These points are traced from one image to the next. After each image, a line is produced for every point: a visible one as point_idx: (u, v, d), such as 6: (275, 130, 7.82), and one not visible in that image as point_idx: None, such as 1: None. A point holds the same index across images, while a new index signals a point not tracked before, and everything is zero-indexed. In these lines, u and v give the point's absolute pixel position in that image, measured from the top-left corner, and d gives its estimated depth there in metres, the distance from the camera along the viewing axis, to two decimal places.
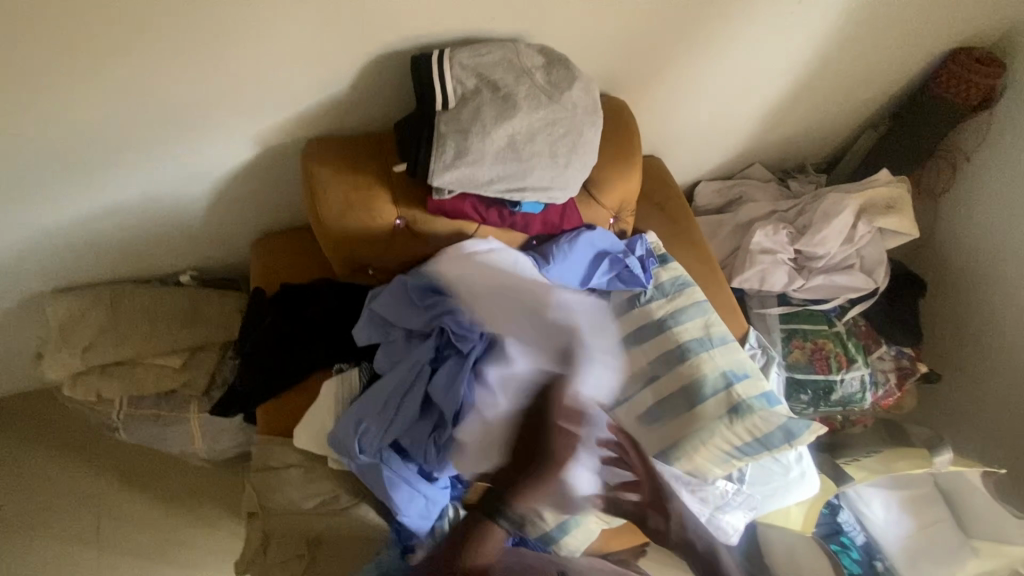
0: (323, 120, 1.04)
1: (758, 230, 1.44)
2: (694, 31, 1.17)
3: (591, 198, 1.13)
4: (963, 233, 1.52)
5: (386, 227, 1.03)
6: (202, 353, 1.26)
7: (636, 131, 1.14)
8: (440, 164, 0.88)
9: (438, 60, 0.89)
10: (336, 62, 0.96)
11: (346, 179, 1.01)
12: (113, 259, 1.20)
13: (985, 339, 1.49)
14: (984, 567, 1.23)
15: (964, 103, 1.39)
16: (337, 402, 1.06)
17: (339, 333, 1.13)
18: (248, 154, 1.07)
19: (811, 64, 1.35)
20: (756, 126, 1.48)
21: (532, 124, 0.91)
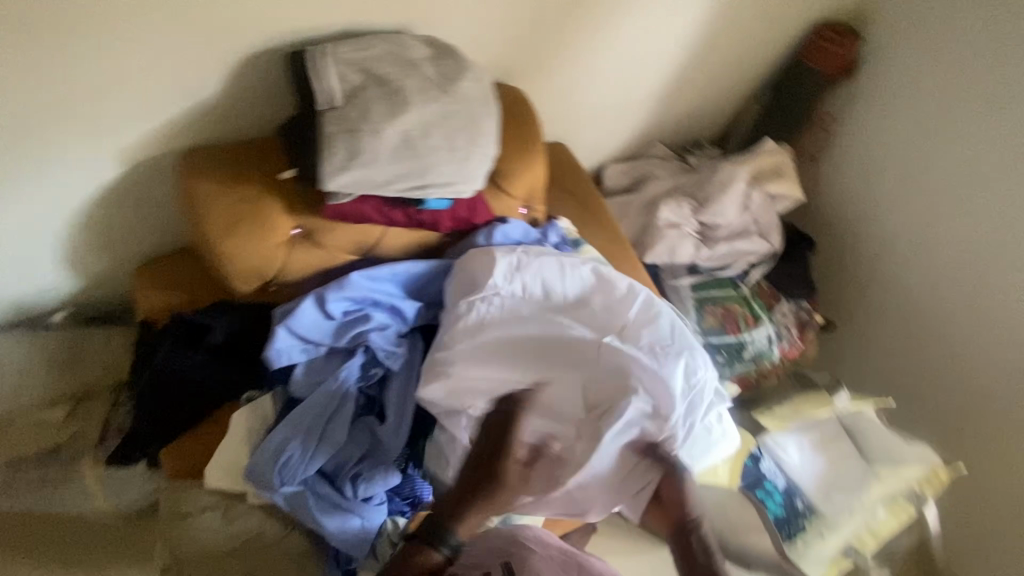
0: (198, 129, 0.95)
1: (663, 207, 1.50)
2: (582, 16, 1.18)
3: (499, 189, 1.12)
4: (842, 192, 1.66)
5: (284, 239, 0.96)
6: (90, 401, 1.12)
7: (536, 118, 1.14)
8: (332, 168, 0.83)
9: (318, 57, 0.84)
10: (206, 64, 0.89)
11: (231, 191, 0.93)
12: None
13: (869, 286, 1.64)
14: (887, 490, 1.34)
15: (829, 72, 1.52)
16: (252, 431, 0.99)
17: (247, 357, 1.05)
18: (113, 171, 0.96)
19: (695, 43, 1.42)
20: (652, 106, 1.53)
21: (426, 119, 0.88)
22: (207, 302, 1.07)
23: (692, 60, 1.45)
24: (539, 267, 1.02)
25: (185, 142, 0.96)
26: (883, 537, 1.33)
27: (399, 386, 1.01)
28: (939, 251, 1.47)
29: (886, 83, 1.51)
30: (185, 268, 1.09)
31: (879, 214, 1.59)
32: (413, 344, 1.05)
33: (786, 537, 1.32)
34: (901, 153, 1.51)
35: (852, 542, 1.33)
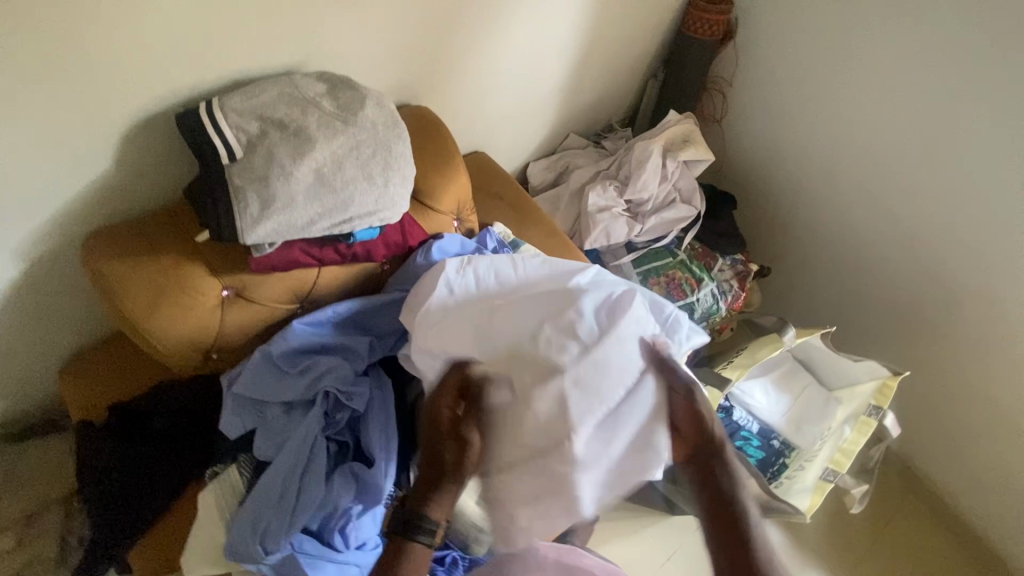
0: (99, 210, 0.91)
1: (590, 193, 1.55)
2: (472, 27, 1.20)
3: (426, 207, 1.12)
4: (748, 147, 1.77)
5: (214, 303, 0.93)
6: (40, 521, 1.03)
7: (448, 133, 1.16)
8: (248, 220, 0.81)
9: (209, 114, 0.82)
10: (91, 143, 0.84)
11: (148, 267, 0.89)
12: None
13: (791, 227, 1.75)
14: (848, 411, 1.45)
15: (712, 40, 1.62)
16: (221, 511, 0.92)
17: (201, 434, 1.00)
18: (13, 275, 0.89)
19: (586, 35, 1.47)
20: (559, 101, 1.58)
21: (335, 153, 0.87)
22: (146, 386, 1.01)
23: (585, 51, 1.51)
24: (491, 259, 1.02)
25: (86, 226, 0.91)
26: (853, 454, 1.42)
27: (369, 420, 0.98)
28: (846, 182, 1.58)
29: (763, 40, 1.62)
30: (113, 357, 1.03)
31: (786, 158, 1.69)
32: (373, 380, 1.02)
33: (771, 477, 1.41)
34: (791, 100, 1.62)
35: (829, 466, 1.42)
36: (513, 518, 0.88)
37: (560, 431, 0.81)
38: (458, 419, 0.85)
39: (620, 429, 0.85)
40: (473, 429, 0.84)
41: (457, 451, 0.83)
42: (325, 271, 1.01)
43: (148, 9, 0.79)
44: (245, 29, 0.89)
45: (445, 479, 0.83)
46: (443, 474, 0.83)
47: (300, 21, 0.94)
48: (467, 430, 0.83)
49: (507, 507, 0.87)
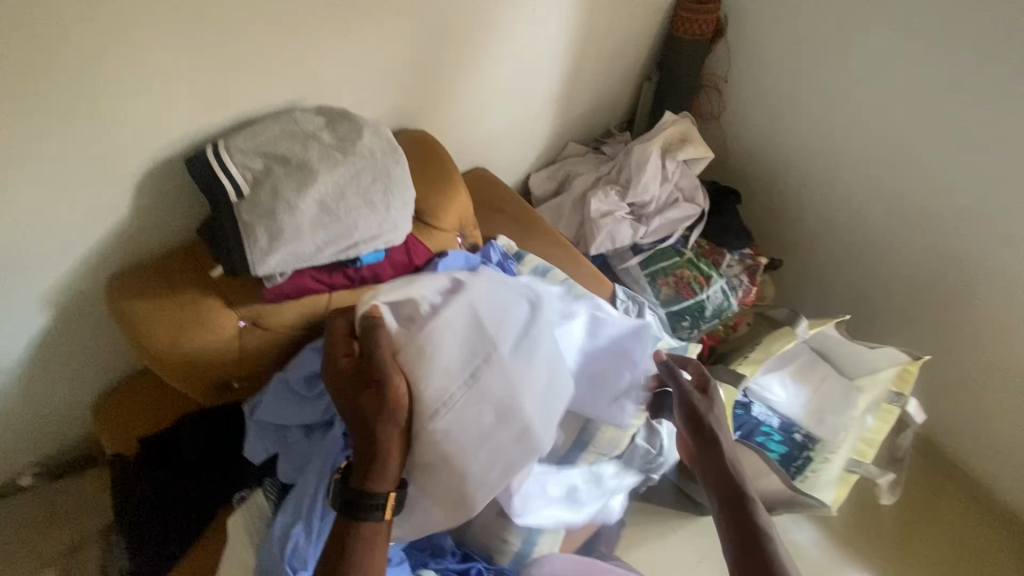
0: (120, 254, 0.95)
1: (592, 199, 1.57)
2: (463, 48, 1.24)
3: (430, 226, 1.15)
4: (748, 141, 1.77)
5: (231, 334, 0.97)
6: (80, 554, 1.08)
7: (447, 153, 1.19)
8: (258, 252, 0.85)
9: (216, 155, 0.86)
10: (109, 190, 0.89)
11: (167, 303, 0.93)
12: None
13: (798, 217, 1.74)
14: (870, 399, 1.43)
15: (702, 38, 1.64)
16: (250, 534, 0.95)
17: (228, 460, 1.04)
18: (44, 320, 0.94)
19: (576, 45, 1.50)
20: (555, 112, 1.61)
21: (336, 182, 0.90)
22: (174, 418, 1.06)
23: (576, 61, 1.54)
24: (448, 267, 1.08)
25: (108, 268, 0.95)
26: (877, 443, 1.41)
27: None
28: (849, 167, 1.57)
29: (754, 34, 1.63)
30: (141, 391, 1.08)
31: (787, 149, 1.69)
32: None
33: (795, 471, 1.39)
34: (787, 90, 1.62)
35: (853, 457, 1.40)
36: (456, 466, 0.85)
37: (474, 344, 0.88)
38: (366, 366, 0.83)
39: (539, 355, 0.92)
40: (400, 377, 0.82)
41: (378, 397, 0.80)
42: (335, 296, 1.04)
43: (156, 60, 0.84)
44: (245, 72, 0.93)
45: (376, 428, 0.80)
46: (373, 429, 0.80)
47: (297, 59, 0.99)
48: (392, 378, 0.81)
49: (441, 434, 0.84)
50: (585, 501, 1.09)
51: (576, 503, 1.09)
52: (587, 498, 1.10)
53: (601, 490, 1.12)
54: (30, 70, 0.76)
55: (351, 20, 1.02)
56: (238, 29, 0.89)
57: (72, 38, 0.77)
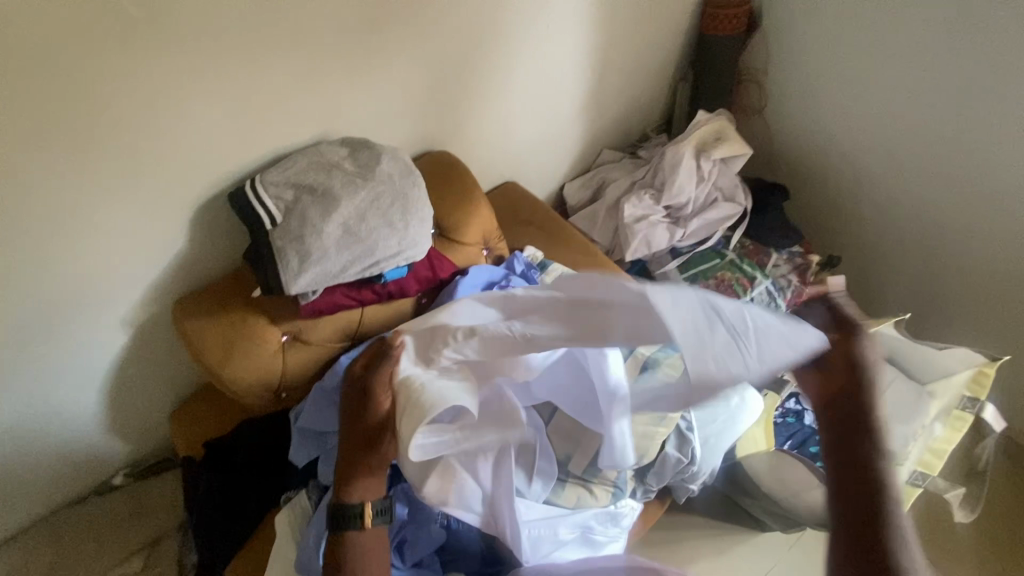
0: (182, 279, 1.08)
1: (626, 205, 1.55)
2: (485, 69, 1.29)
3: (454, 242, 1.22)
4: (794, 133, 1.69)
5: (275, 348, 1.07)
6: (159, 547, 1.21)
7: (468, 171, 1.25)
8: (291, 274, 0.94)
9: (254, 189, 0.97)
10: (168, 224, 1.02)
11: (219, 322, 1.05)
12: (52, 483, 1.20)
13: (856, 209, 1.64)
14: (943, 405, 1.25)
15: (735, 33, 1.60)
16: (294, 532, 1.03)
17: (277, 463, 1.14)
18: (124, 339, 1.09)
19: (601, 52, 1.50)
20: (584, 120, 1.62)
21: (358, 207, 0.98)
22: (235, 423, 1.19)
23: (601, 70, 1.55)
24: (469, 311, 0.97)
25: (174, 292, 1.09)
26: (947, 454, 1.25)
27: None
28: (913, 153, 1.47)
29: (793, 23, 1.57)
30: (206, 401, 1.21)
31: (838, 139, 1.60)
32: None
33: None
34: (833, 77, 1.54)
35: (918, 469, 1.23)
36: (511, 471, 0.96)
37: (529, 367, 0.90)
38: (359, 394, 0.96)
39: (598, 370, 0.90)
40: (384, 393, 0.94)
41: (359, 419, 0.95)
42: (368, 310, 1.13)
43: (207, 110, 0.97)
44: (280, 112, 1.04)
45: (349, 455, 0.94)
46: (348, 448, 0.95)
47: (323, 97, 1.08)
48: (378, 395, 0.94)
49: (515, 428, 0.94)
50: (602, 541, 1.11)
51: (592, 543, 1.10)
52: (604, 537, 1.11)
53: (620, 526, 1.13)
54: (112, 127, 0.90)
55: (375, 55, 1.10)
56: (275, 75, 1.01)
57: (136, 98, 0.90)
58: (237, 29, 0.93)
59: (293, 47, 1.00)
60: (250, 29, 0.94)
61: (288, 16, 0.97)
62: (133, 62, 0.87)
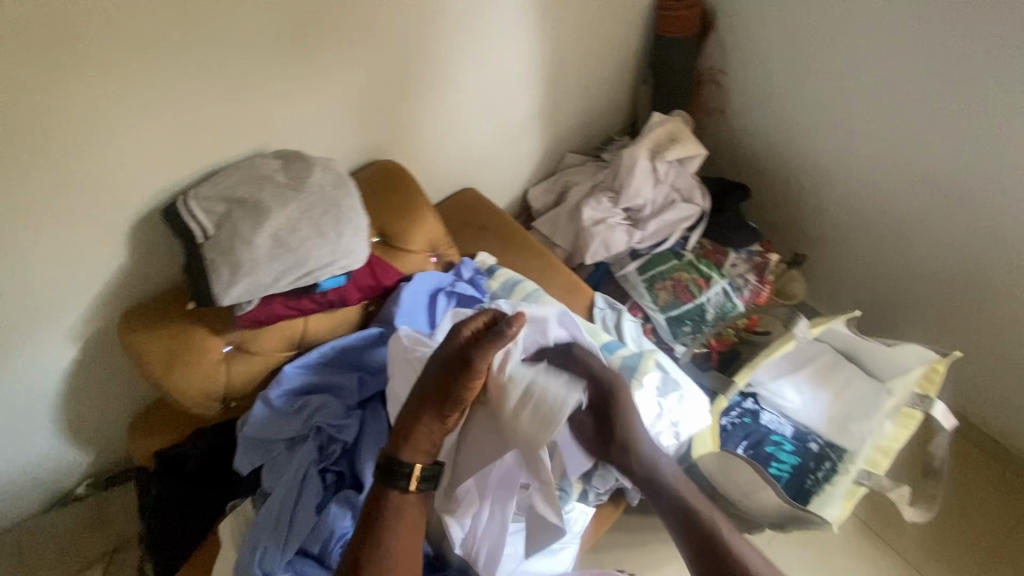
0: (127, 292, 1.11)
1: (584, 207, 1.55)
2: (430, 78, 1.31)
3: (400, 251, 1.24)
4: (755, 132, 1.69)
5: (217, 358, 1.09)
6: (121, 554, 1.27)
7: (413, 180, 1.27)
8: (222, 285, 0.96)
9: (185, 204, 0.99)
10: (108, 240, 1.05)
11: (160, 334, 1.07)
12: (13, 494, 1.23)
13: (818, 206, 1.64)
14: (898, 403, 1.28)
15: (688, 35, 1.60)
16: (236, 538, 1.06)
17: (226, 471, 1.17)
18: (72, 352, 1.12)
19: (552, 58, 1.51)
20: (543, 124, 1.63)
21: (289, 218, 1.00)
22: (187, 432, 1.20)
23: (554, 74, 1.55)
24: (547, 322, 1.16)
25: (120, 305, 1.12)
26: (893, 453, 1.26)
27: (361, 447, 1.10)
28: (868, 149, 1.46)
29: (746, 22, 1.57)
30: (161, 411, 1.24)
31: (796, 137, 1.60)
32: (366, 412, 1.15)
33: (812, 483, 1.27)
34: (787, 75, 1.54)
35: (863, 468, 1.24)
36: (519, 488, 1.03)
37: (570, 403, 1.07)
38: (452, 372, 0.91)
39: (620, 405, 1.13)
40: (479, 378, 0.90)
41: (447, 398, 0.92)
42: (312, 320, 1.15)
43: (137, 127, 0.99)
44: (214, 127, 1.06)
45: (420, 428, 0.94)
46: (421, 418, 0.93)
47: (258, 110, 1.10)
48: (473, 377, 0.90)
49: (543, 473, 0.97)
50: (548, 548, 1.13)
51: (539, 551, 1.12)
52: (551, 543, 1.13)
53: (569, 532, 1.15)
54: (39, 144, 0.92)
55: (310, 67, 1.12)
56: (205, 90, 1.02)
57: (62, 119, 0.93)
58: (159, 44, 0.95)
59: (221, 61, 1.02)
60: (173, 45, 0.96)
61: (212, 31, 0.99)
62: (56, 85, 0.90)
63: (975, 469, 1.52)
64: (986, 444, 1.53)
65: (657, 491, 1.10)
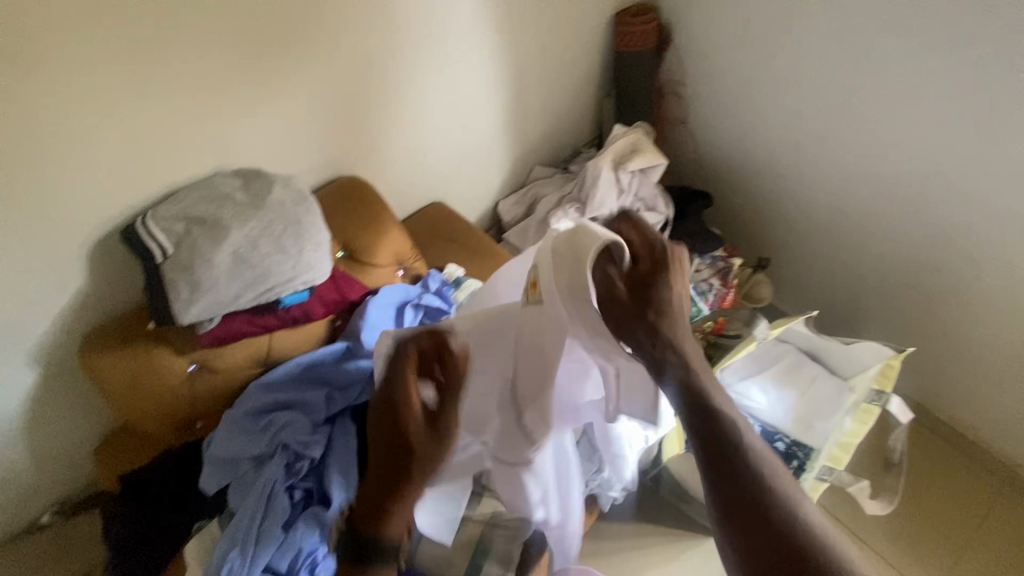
0: (88, 313, 1.11)
1: (552, 218, 1.58)
2: (391, 95, 1.34)
3: (365, 265, 1.25)
4: (716, 141, 1.74)
5: (181, 377, 1.09)
6: None
7: (378, 196, 1.29)
8: (182, 303, 0.97)
9: (144, 225, 1.00)
10: (67, 262, 1.05)
11: (122, 354, 1.07)
12: None
13: (780, 211, 1.68)
14: (857, 401, 1.31)
15: (645, 49, 1.65)
16: (201, 560, 1.04)
17: (192, 494, 1.15)
18: (32, 376, 1.11)
19: (515, 74, 1.55)
20: (510, 138, 1.66)
21: (249, 235, 1.01)
22: (152, 455, 1.19)
23: (517, 90, 1.59)
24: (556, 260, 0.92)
25: (80, 327, 1.11)
26: (852, 447, 1.32)
27: (329, 463, 1.08)
28: (820, 155, 1.51)
29: (700, 36, 1.63)
30: (126, 434, 1.23)
31: (754, 144, 1.65)
32: (334, 428, 1.12)
33: None
34: (741, 85, 1.60)
35: (826, 465, 1.29)
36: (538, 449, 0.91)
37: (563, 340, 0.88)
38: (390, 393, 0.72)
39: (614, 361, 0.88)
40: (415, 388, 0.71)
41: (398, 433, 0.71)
42: (278, 336, 1.15)
43: (95, 149, 1.00)
44: (174, 148, 1.08)
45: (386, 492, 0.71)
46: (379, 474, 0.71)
47: (218, 130, 1.11)
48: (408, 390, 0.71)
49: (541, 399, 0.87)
50: None
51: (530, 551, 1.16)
52: None
53: None
54: None
55: (269, 87, 1.14)
56: (163, 111, 1.04)
57: (17, 143, 0.93)
58: (116, 68, 0.97)
59: (179, 83, 1.04)
60: (129, 68, 0.98)
61: (169, 55, 1.01)
62: (11, 109, 0.91)
63: (942, 464, 1.55)
64: (952, 437, 1.57)
65: (701, 452, 0.70)
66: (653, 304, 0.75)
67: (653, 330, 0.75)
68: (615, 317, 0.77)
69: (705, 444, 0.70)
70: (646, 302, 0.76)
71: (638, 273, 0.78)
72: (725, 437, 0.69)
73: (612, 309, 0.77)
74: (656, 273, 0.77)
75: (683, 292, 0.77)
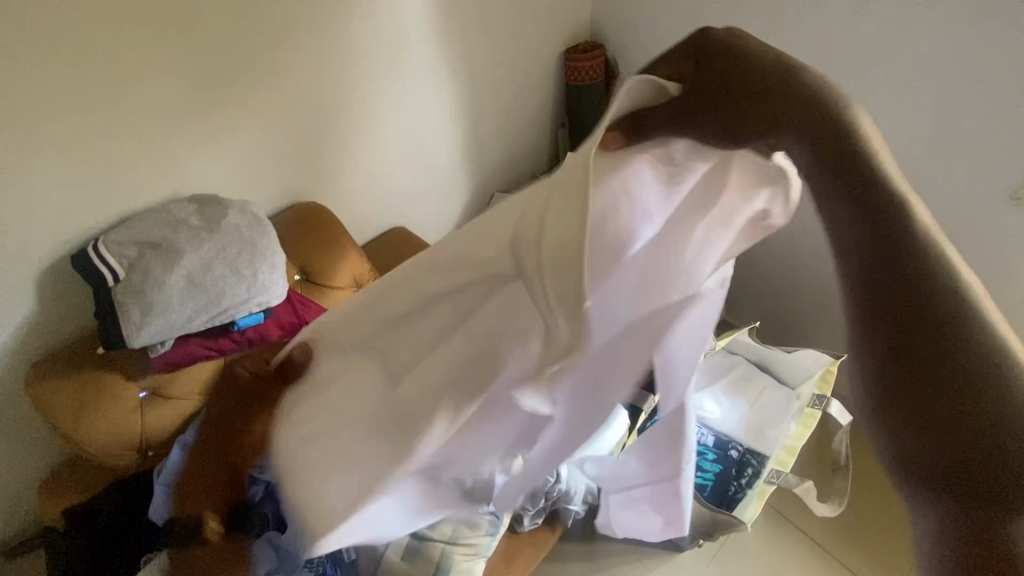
0: (39, 339, 1.10)
1: None
2: (350, 123, 1.39)
3: (323, 287, 1.28)
4: None
5: (132, 404, 1.07)
6: None
7: (337, 222, 1.33)
8: (133, 327, 0.97)
9: (96, 251, 1.01)
10: (16, 288, 1.04)
11: (70, 383, 1.05)
12: None
13: None
14: (797, 407, 1.37)
15: (594, 82, 1.76)
16: None
17: (142, 525, 1.12)
18: None
19: (472, 104, 1.63)
20: (469, 164, 1.73)
21: (203, 258, 1.03)
22: (98, 487, 1.16)
23: (475, 121, 1.67)
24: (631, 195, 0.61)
25: (26, 356, 1.09)
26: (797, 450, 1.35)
27: None
28: None
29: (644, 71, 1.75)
30: (71, 466, 1.19)
31: None
32: None
33: (733, 488, 1.34)
34: None
35: (774, 469, 1.33)
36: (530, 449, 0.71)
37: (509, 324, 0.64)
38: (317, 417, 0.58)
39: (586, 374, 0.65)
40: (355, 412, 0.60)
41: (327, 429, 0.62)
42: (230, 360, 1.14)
43: (49, 176, 1.01)
44: (130, 174, 1.10)
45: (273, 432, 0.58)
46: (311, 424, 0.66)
47: (175, 156, 1.15)
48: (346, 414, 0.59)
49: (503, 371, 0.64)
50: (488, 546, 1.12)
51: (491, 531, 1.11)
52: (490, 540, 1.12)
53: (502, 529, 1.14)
54: None
55: (228, 117, 1.19)
56: (121, 139, 1.07)
57: None
58: (78, 96, 1.00)
59: (139, 111, 1.07)
60: (89, 97, 1.01)
61: (133, 83, 1.05)
62: None
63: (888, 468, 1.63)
64: None
65: (921, 380, 0.52)
66: (782, 100, 0.57)
67: (788, 121, 0.57)
68: (720, 125, 0.60)
69: (910, 382, 0.52)
70: (756, 101, 0.59)
71: (706, 89, 0.61)
72: (935, 305, 0.51)
73: (705, 120, 0.60)
74: (741, 57, 0.60)
75: (796, 117, 0.57)
